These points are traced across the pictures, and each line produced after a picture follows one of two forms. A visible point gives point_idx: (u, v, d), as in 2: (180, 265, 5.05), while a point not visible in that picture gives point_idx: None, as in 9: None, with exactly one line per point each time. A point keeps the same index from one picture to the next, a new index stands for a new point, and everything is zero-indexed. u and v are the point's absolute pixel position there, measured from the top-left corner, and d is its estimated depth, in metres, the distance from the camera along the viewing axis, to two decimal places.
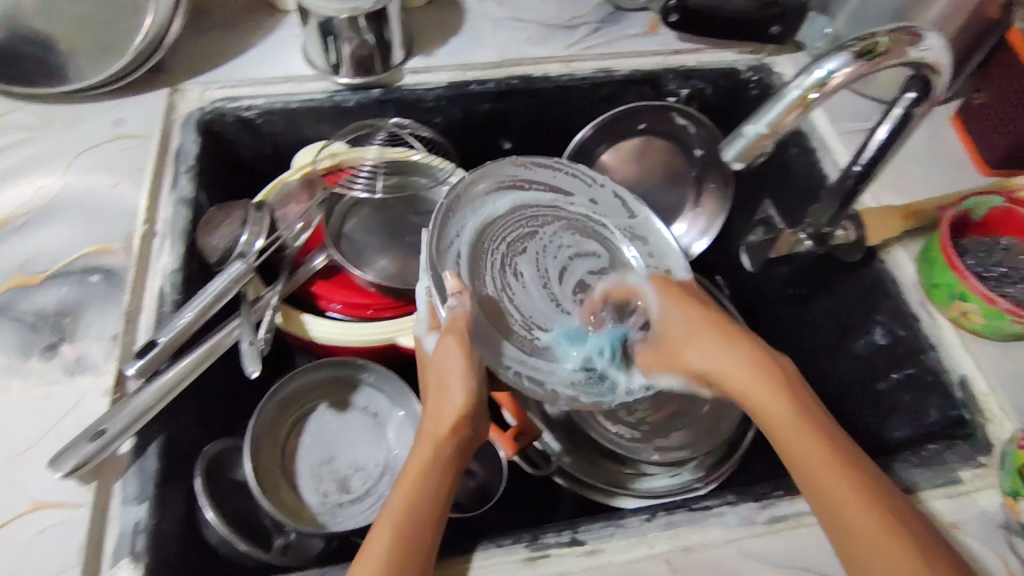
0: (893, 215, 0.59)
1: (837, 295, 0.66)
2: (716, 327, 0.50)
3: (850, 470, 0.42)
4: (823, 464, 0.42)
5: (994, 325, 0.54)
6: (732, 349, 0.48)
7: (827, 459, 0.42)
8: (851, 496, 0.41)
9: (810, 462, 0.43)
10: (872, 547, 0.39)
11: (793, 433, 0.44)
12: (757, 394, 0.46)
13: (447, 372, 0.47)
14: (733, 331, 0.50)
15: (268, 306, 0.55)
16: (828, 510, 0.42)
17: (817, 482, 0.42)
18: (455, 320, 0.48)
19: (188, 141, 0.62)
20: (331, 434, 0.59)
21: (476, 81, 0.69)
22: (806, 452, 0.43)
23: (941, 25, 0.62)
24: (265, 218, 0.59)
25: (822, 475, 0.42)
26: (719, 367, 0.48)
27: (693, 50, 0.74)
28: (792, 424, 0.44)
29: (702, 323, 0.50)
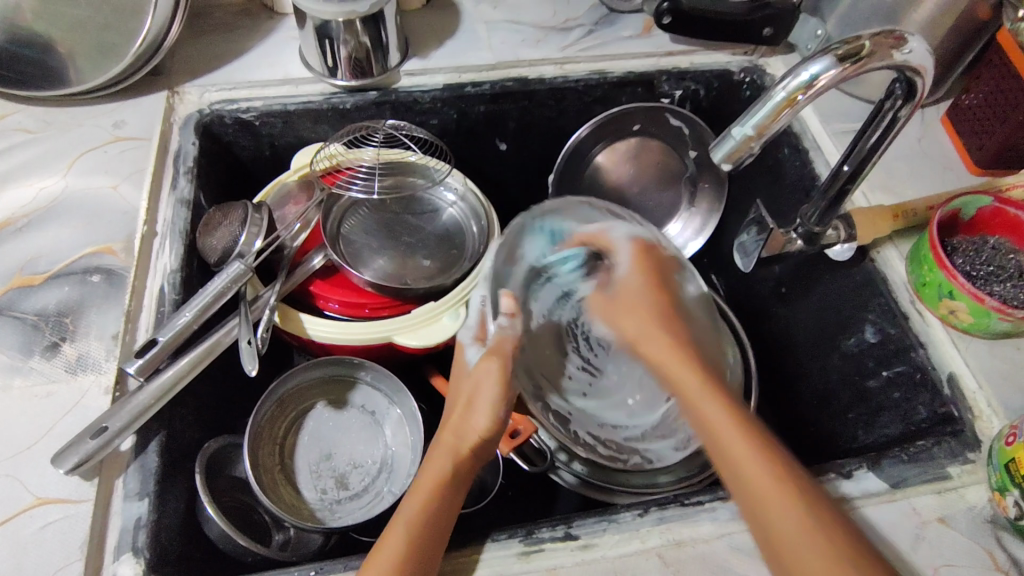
0: (882, 215, 0.60)
1: (829, 294, 0.66)
2: (640, 311, 0.50)
3: (749, 443, 0.39)
4: (737, 448, 0.39)
5: (981, 323, 0.55)
6: (649, 325, 0.50)
7: (729, 419, 0.41)
8: (755, 463, 0.38)
9: (720, 430, 0.40)
10: (774, 511, 0.36)
11: (709, 410, 0.42)
12: (692, 393, 0.43)
13: (481, 391, 0.48)
14: (664, 316, 0.50)
15: (267, 305, 0.56)
16: (747, 490, 0.38)
17: (729, 456, 0.39)
18: (502, 343, 0.48)
19: (188, 142, 0.63)
20: (329, 432, 0.60)
21: (471, 83, 0.71)
22: (737, 449, 0.39)
23: (929, 27, 0.63)
24: (263, 218, 0.60)
25: (745, 469, 0.38)
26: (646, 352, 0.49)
27: (686, 52, 0.75)
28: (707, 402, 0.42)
29: (640, 315, 0.50)
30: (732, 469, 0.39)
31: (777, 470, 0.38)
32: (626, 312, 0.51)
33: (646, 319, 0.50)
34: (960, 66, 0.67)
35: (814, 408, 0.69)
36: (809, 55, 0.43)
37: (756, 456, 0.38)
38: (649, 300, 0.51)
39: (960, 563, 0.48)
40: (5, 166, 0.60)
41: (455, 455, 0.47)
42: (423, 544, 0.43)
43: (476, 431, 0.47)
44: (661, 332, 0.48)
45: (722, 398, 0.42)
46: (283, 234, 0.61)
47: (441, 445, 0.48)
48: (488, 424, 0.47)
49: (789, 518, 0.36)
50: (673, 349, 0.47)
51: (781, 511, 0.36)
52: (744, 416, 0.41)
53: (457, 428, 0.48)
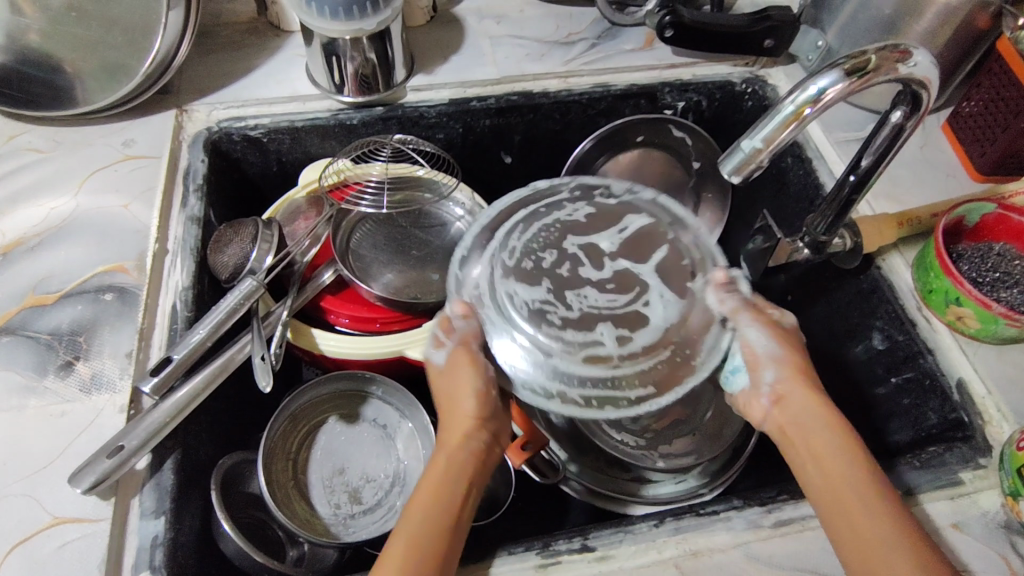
0: (887, 223, 0.61)
1: (837, 302, 0.67)
2: (813, 386, 0.48)
3: (871, 502, 0.43)
4: (840, 483, 0.44)
5: (988, 329, 0.55)
6: (817, 402, 0.47)
7: (846, 462, 0.45)
8: (857, 481, 0.44)
9: (844, 487, 0.44)
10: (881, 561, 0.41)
11: (834, 451, 0.46)
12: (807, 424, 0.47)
13: (457, 380, 0.49)
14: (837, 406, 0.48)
15: (280, 321, 0.56)
16: (862, 553, 0.42)
17: (840, 495, 0.44)
18: (467, 335, 0.50)
19: (197, 160, 0.64)
20: (341, 446, 0.59)
21: (476, 97, 0.71)
22: (833, 473, 0.45)
23: (928, 37, 0.64)
24: (274, 234, 0.61)
25: (863, 505, 0.43)
26: (804, 421, 0.47)
27: (688, 64, 0.76)
28: (843, 466, 0.45)
29: (785, 338, 0.50)
30: (810, 475, 0.46)
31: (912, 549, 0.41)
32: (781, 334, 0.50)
33: (830, 407, 0.47)
34: (960, 74, 0.68)
35: None
36: (817, 70, 0.44)
37: (852, 469, 0.45)
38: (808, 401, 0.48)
39: (975, 568, 0.48)
40: (16, 187, 0.61)
41: (455, 448, 0.48)
42: (434, 529, 0.44)
43: (467, 417, 0.49)
44: (831, 414, 0.47)
45: (851, 437, 0.46)
46: (294, 250, 0.61)
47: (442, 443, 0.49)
48: (474, 403, 0.48)
49: (888, 533, 0.41)
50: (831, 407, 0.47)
51: (874, 515, 0.42)
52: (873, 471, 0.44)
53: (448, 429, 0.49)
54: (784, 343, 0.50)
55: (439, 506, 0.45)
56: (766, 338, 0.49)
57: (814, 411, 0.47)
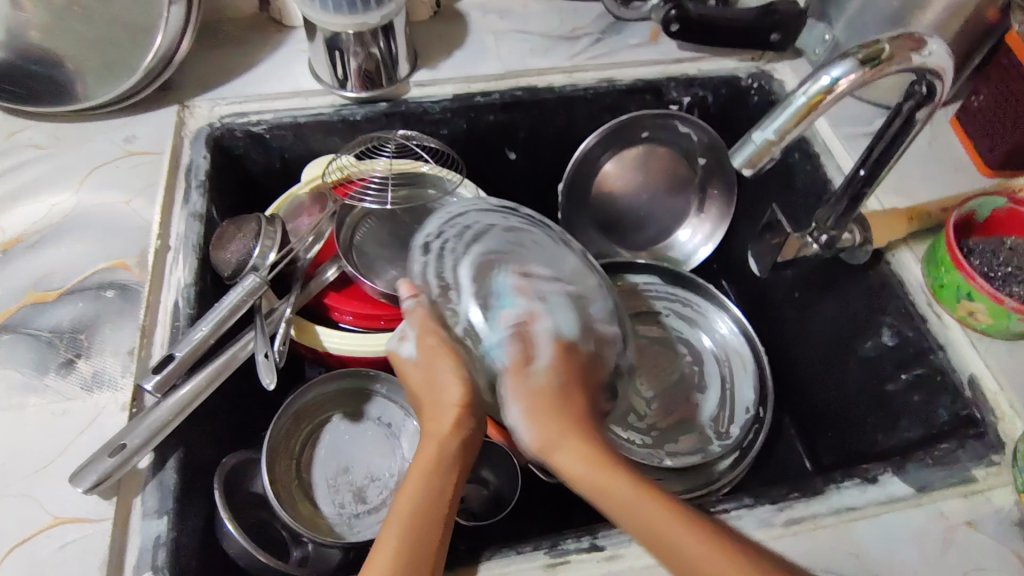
0: (897, 217, 0.60)
1: (846, 298, 0.66)
2: (555, 416, 0.42)
3: (706, 534, 0.37)
4: (664, 539, 0.37)
5: (1000, 324, 0.55)
6: (569, 439, 0.41)
7: (643, 516, 0.38)
8: (679, 531, 0.37)
9: (658, 539, 0.37)
10: None
11: (628, 502, 0.39)
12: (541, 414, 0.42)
13: (437, 371, 0.47)
14: (577, 415, 0.43)
15: (283, 317, 0.55)
16: None
17: (656, 533, 0.38)
18: (425, 320, 0.48)
19: (199, 156, 0.63)
20: (346, 445, 0.58)
21: (481, 93, 0.71)
22: (646, 523, 0.38)
23: (935, 31, 0.64)
24: (277, 230, 0.60)
25: (677, 547, 0.37)
26: (597, 484, 0.40)
27: (693, 59, 0.75)
28: (630, 496, 0.39)
29: (546, 406, 0.42)
30: (631, 517, 0.38)
31: None
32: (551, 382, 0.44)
33: (578, 433, 0.42)
34: (969, 68, 0.67)
35: (830, 414, 0.69)
36: (832, 60, 0.43)
37: (626, 485, 0.39)
38: (568, 385, 0.44)
39: (990, 566, 0.47)
40: (16, 183, 0.60)
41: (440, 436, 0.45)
42: (421, 529, 0.41)
43: (451, 404, 0.46)
44: (587, 450, 0.41)
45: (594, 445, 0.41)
46: (297, 246, 0.60)
47: (426, 429, 0.46)
48: (458, 395, 0.46)
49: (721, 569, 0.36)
50: (581, 441, 0.41)
51: (687, 544, 0.37)
52: (654, 497, 0.39)
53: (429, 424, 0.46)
54: (563, 367, 0.44)
55: (424, 504, 0.42)
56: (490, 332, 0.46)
57: (585, 455, 0.40)
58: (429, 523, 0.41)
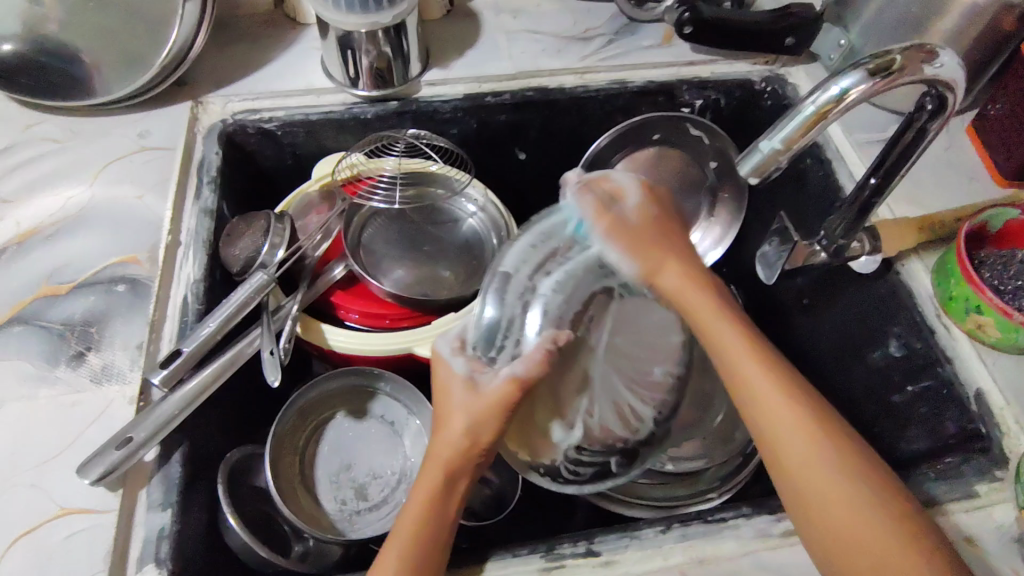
0: (907, 226, 0.59)
1: (854, 307, 0.66)
2: (704, 296, 0.49)
3: (861, 478, 0.41)
4: (817, 486, 0.41)
5: (1009, 338, 0.54)
6: (716, 316, 0.48)
7: (796, 427, 0.43)
8: (822, 475, 0.41)
9: (811, 476, 0.41)
10: (851, 521, 0.40)
11: (753, 373, 0.45)
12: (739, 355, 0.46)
13: (455, 396, 0.48)
14: (699, 271, 0.51)
15: (289, 315, 0.56)
16: (807, 509, 0.41)
17: (784, 466, 0.43)
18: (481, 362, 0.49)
19: (211, 152, 0.64)
20: (349, 442, 0.59)
21: (491, 93, 0.71)
22: (813, 472, 0.41)
23: (953, 39, 0.63)
24: (286, 227, 0.60)
25: (818, 487, 0.41)
26: (689, 309, 0.49)
27: (707, 62, 0.75)
28: (777, 403, 0.44)
29: (646, 229, 0.51)
30: (754, 419, 0.45)
31: (874, 498, 0.40)
32: (630, 236, 0.51)
33: (751, 344, 0.47)
34: (987, 76, 0.66)
35: None
36: (843, 69, 0.42)
37: (795, 424, 0.43)
38: (660, 229, 0.52)
39: None
40: (32, 176, 0.61)
41: (444, 458, 0.47)
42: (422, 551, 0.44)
43: (459, 429, 0.47)
44: (727, 323, 0.48)
45: (767, 359, 0.46)
46: (306, 244, 0.60)
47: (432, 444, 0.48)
48: (466, 422, 0.47)
49: (851, 513, 0.40)
50: (716, 311, 0.48)
51: (826, 485, 0.41)
52: (818, 412, 0.43)
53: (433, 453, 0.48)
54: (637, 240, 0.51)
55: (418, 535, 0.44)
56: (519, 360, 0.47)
57: (725, 309, 0.49)
58: (428, 548, 0.44)
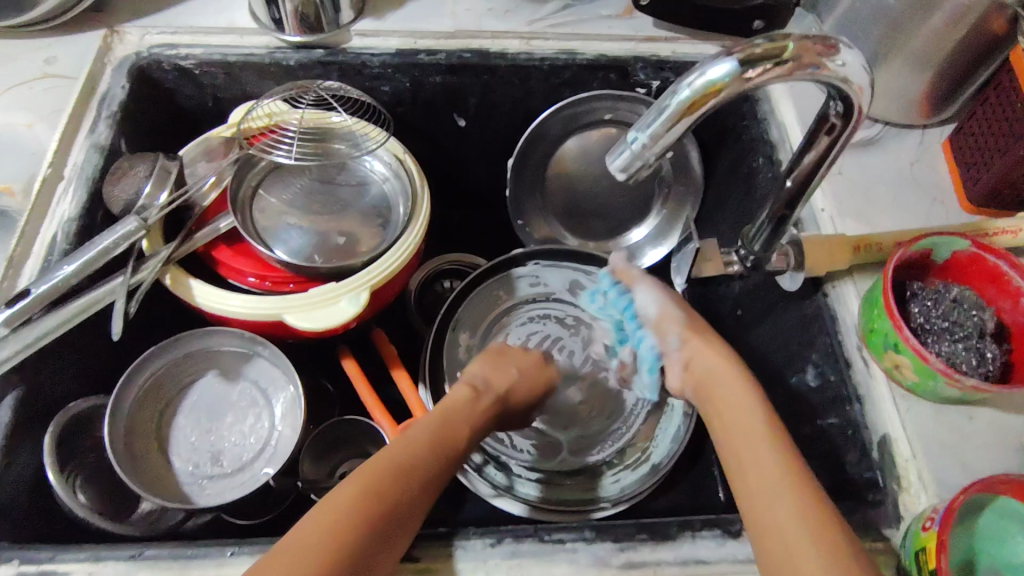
0: (839, 244, 0.53)
1: (779, 325, 0.60)
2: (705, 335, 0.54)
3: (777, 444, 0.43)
4: (760, 458, 0.42)
5: (926, 384, 0.48)
6: (726, 372, 0.50)
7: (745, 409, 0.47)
8: (760, 438, 0.44)
9: (755, 462, 0.43)
10: (766, 472, 0.41)
11: (732, 399, 0.48)
12: (714, 378, 0.51)
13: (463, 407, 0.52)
14: (710, 332, 0.55)
15: (157, 267, 0.52)
16: (753, 492, 0.41)
17: (740, 439, 0.45)
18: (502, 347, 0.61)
19: (116, 86, 0.61)
20: (216, 403, 0.57)
21: (426, 50, 0.66)
22: (757, 465, 0.42)
23: (929, 42, 0.56)
24: (173, 171, 0.57)
25: (751, 448, 0.43)
26: (710, 366, 0.52)
27: (669, 39, 0.68)
28: (733, 397, 0.48)
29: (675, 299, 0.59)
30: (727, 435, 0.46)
31: (790, 468, 0.41)
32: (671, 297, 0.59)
33: (739, 369, 0.50)
34: (970, 85, 0.59)
35: None
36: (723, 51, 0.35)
37: (759, 416, 0.45)
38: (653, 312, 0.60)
39: None
40: None
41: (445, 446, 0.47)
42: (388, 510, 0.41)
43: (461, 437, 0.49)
44: (730, 369, 0.51)
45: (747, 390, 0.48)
46: (192, 190, 0.57)
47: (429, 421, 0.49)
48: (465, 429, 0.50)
49: (790, 508, 0.39)
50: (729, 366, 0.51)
51: (769, 464, 0.42)
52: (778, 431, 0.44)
53: (453, 414, 0.51)
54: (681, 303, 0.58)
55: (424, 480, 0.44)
56: (649, 299, 0.59)
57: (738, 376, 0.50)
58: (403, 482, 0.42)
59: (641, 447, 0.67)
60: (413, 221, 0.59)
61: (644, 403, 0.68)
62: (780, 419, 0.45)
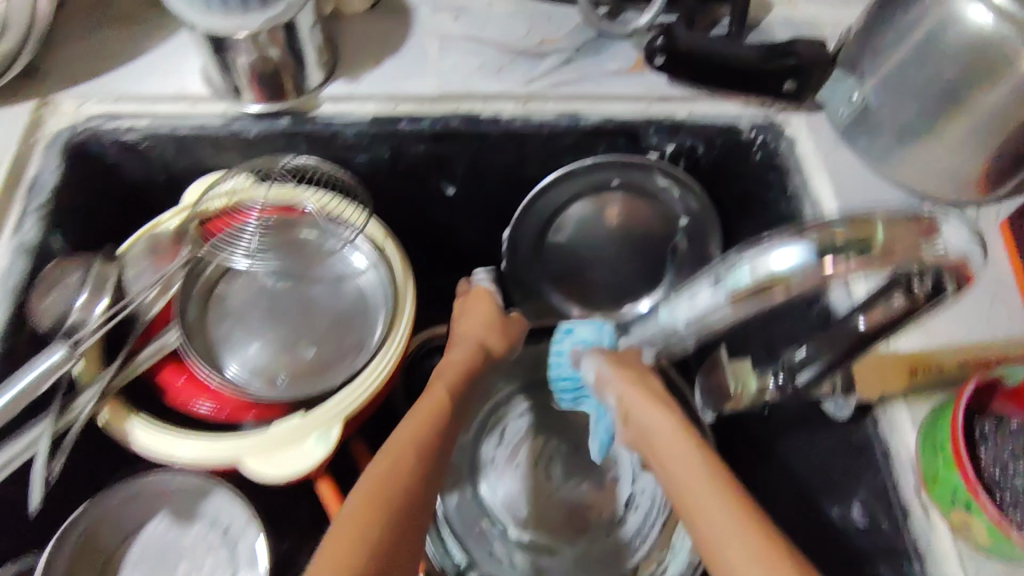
0: (893, 366, 0.47)
1: (818, 443, 0.53)
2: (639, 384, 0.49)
3: (732, 505, 0.39)
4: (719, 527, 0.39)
5: (1003, 549, 0.40)
6: (666, 430, 0.45)
7: (693, 469, 0.42)
8: (711, 499, 0.40)
9: (717, 529, 0.39)
10: (730, 537, 0.38)
11: (670, 453, 0.44)
12: (653, 438, 0.46)
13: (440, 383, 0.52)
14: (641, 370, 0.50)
15: (86, 410, 0.45)
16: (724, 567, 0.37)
17: (694, 505, 0.41)
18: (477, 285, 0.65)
19: (48, 170, 0.53)
20: (169, 548, 0.49)
21: (407, 117, 0.57)
22: (722, 529, 0.39)
23: (996, 120, 0.48)
24: (111, 278, 0.49)
25: (709, 514, 0.40)
26: (642, 418, 0.47)
27: (687, 98, 0.59)
28: (668, 440, 0.44)
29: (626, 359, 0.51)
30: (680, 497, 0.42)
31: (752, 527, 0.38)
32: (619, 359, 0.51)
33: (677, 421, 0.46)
34: None
35: None
36: (789, 233, 0.31)
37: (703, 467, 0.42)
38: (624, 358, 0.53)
39: None
40: None
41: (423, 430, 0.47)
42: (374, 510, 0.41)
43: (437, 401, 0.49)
44: (661, 413, 0.46)
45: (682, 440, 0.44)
46: (134, 302, 0.48)
47: (412, 418, 0.47)
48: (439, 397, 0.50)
49: None
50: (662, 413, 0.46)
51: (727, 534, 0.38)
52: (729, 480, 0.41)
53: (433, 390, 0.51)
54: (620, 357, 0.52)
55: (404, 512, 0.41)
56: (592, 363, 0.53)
57: (673, 426, 0.45)
58: (390, 499, 0.42)
59: (650, 570, 0.60)
60: (394, 331, 0.50)
61: (659, 514, 0.62)
62: (724, 470, 0.42)
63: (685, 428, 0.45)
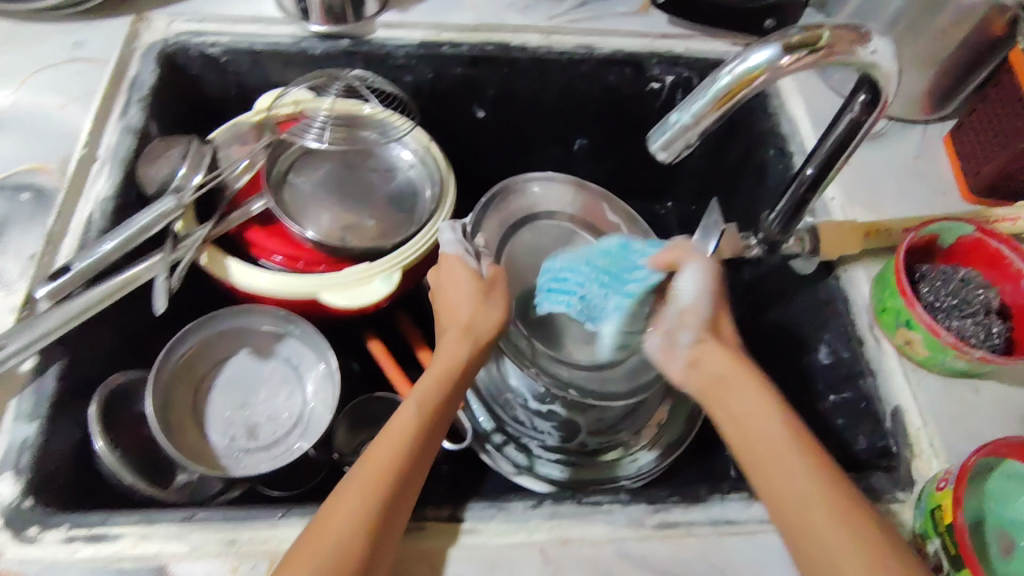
0: (855, 229, 0.56)
1: (792, 309, 0.63)
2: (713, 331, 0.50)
3: (801, 449, 0.42)
4: (775, 462, 0.42)
5: (935, 358, 0.52)
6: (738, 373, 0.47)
7: (761, 416, 0.44)
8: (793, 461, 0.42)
9: (779, 475, 0.42)
10: (787, 474, 0.42)
11: (762, 428, 0.44)
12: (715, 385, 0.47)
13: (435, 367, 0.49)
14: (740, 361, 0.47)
15: (193, 245, 0.53)
16: (777, 498, 0.42)
17: (765, 465, 0.43)
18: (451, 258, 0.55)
19: (146, 70, 0.62)
20: (250, 380, 0.59)
21: (449, 43, 0.68)
22: (787, 475, 0.42)
23: (934, 41, 0.59)
24: (206, 154, 0.58)
25: (786, 464, 0.42)
26: (699, 356, 0.48)
27: (683, 36, 0.71)
28: (759, 411, 0.45)
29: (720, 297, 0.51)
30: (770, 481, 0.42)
31: (815, 474, 0.41)
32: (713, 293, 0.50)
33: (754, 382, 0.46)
34: (972, 82, 0.62)
35: None
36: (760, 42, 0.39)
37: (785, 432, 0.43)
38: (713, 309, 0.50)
39: None
40: None
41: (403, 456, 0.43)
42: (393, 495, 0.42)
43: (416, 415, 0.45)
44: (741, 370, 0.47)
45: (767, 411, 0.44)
46: (225, 173, 0.58)
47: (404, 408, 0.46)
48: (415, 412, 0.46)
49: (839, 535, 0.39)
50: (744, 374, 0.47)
51: (795, 479, 0.41)
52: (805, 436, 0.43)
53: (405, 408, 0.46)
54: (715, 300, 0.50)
55: (388, 472, 0.42)
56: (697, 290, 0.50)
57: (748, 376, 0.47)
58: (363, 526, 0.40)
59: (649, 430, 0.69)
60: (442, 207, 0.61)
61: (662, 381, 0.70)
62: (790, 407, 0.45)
63: (756, 377, 0.47)
